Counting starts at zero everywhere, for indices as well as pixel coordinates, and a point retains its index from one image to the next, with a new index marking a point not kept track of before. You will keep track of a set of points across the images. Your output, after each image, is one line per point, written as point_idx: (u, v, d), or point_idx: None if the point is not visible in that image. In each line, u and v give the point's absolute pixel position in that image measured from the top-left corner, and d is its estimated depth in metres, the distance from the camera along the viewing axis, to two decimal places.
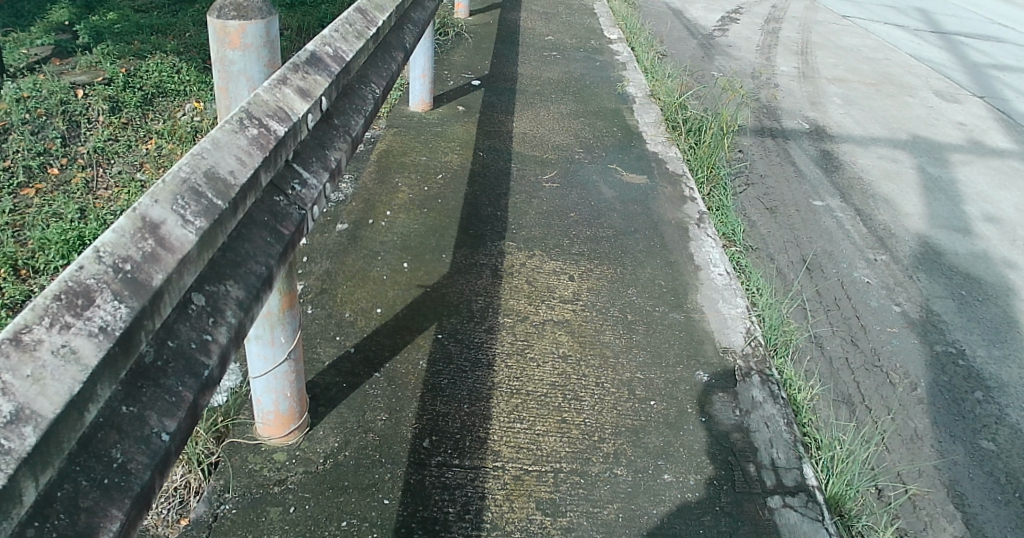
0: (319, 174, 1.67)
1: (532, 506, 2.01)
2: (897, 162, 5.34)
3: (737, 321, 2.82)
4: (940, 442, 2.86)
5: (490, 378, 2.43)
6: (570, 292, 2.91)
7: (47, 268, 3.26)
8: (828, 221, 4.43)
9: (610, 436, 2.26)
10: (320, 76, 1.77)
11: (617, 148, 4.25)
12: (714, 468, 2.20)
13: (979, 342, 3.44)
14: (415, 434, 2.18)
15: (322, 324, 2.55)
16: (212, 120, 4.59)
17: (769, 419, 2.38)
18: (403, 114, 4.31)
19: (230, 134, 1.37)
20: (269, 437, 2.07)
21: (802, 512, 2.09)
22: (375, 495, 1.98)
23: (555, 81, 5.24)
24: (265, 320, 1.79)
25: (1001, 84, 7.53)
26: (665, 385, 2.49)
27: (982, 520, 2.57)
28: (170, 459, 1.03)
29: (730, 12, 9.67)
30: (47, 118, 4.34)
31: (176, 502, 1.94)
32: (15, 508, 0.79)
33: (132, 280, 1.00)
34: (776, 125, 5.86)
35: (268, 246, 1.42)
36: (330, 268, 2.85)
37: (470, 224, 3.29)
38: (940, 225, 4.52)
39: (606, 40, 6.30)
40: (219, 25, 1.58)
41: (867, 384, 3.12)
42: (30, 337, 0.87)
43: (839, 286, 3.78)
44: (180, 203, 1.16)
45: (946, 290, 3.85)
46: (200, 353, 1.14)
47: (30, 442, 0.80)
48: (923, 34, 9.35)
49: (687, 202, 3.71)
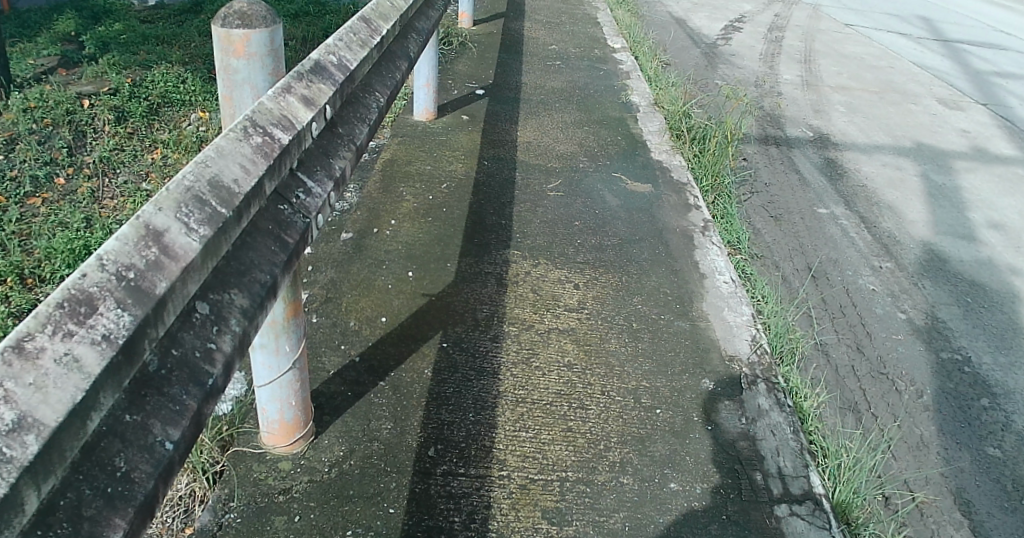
0: (324, 183, 1.67)
1: (538, 515, 2.00)
2: (901, 169, 5.33)
3: (743, 329, 2.81)
4: (946, 450, 2.84)
5: (495, 386, 2.42)
6: (575, 301, 2.90)
7: (53, 276, 3.27)
8: (832, 228, 4.42)
9: (616, 444, 2.25)
10: (324, 85, 1.77)
11: (621, 156, 4.26)
12: (720, 476, 2.19)
13: (985, 349, 3.42)
14: (421, 443, 2.17)
15: (327, 332, 2.55)
16: (217, 130, 4.61)
17: (775, 427, 2.37)
18: (408, 124, 4.32)
19: (235, 142, 1.37)
20: (274, 445, 2.06)
21: (808, 520, 2.08)
22: (381, 504, 1.97)
23: (559, 90, 5.25)
24: (270, 329, 1.79)
25: (1003, 92, 7.52)
26: (671, 394, 2.47)
27: (990, 527, 2.54)
28: (173, 468, 1.03)
29: (733, 21, 9.70)
30: (54, 129, 4.36)
31: (180, 511, 1.95)
32: (17, 517, 0.78)
33: (135, 288, 1.00)
34: (780, 133, 5.86)
35: (273, 255, 1.42)
36: (335, 276, 2.85)
37: (475, 232, 3.29)
38: (944, 232, 4.51)
39: (609, 49, 6.32)
40: (223, 33, 1.59)
41: (873, 392, 3.10)
42: (33, 345, 0.87)
43: (845, 293, 3.77)
44: (185, 211, 1.15)
45: (951, 297, 3.83)
46: (204, 362, 1.14)
47: (32, 451, 0.80)
48: (925, 41, 9.35)
49: (692, 210, 3.71)
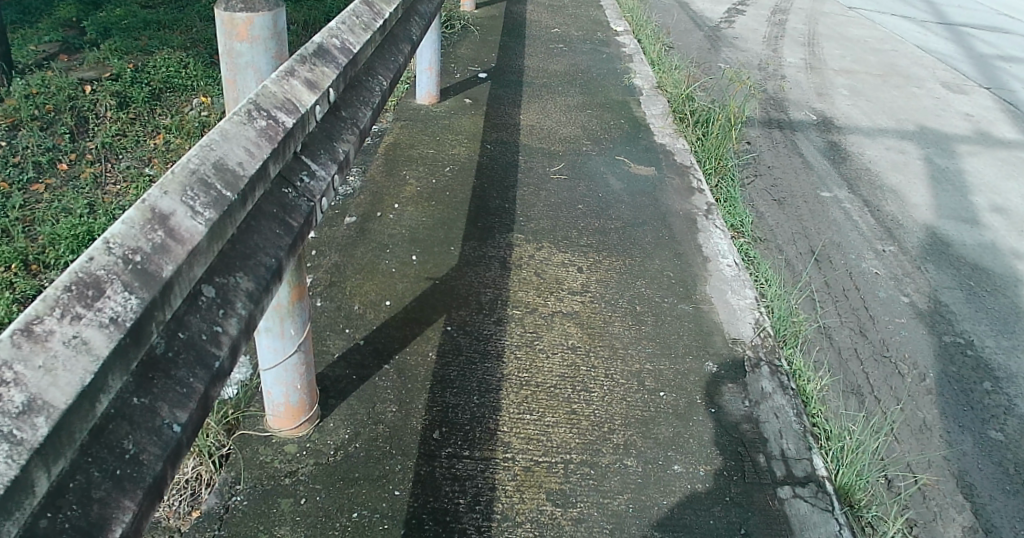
0: (328, 166, 1.67)
1: (542, 497, 2.01)
2: (905, 153, 5.30)
3: (746, 312, 2.81)
4: (949, 433, 2.84)
5: (499, 369, 2.42)
6: (578, 284, 2.90)
7: (57, 263, 3.28)
8: (835, 212, 4.41)
9: (620, 427, 2.26)
10: (327, 68, 1.76)
11: (623, 139, 4.24)
12: (723, 459, 2.19)
13: (988, 333, 3.42)
14: (425, 426, 2.18)
15: (331, 316, 2.55)
16: (219, 115, 4.59)
17: (778, 410, 2.38)
18: (410, 108, 4.31)
19: (239, 125, 1.36)
20: (280, 429, 2.07)
21: (811, 503, 2.09)
22: (386, 486, 1.98)
23: (562, 73, 5.22)
24: (275, 313, 1.79)
25: (1008, 75, 7.47)
26: (675, 376, 2.48)
27: (991, 510, 2.55)
28: (181, 451, 1.03)
29: (736, 4, 9.62)
30: (56, 115, 4.36)
31: (187, 494, 1.96)
32: (28, 499, 0.79)
33: (142, 272, 1.00)
34: (784, 117, 5.83)
35: (278, 239, 1.41)
36: (339, 261, 2.85)
37: (478, 216, 3.28)
38: (948, 216, 4.49)
39: (612, 32, 6.28)
40: (226, 17, 1.58)
41: (876, 375, 3.10)
42: (42, 328, 0.87)
43: (848, 277, 3.77)
44: (190, 194, 1.15)
45: (954, 280, 3.83)
46: (211, 344, 1.14)
47: (42, 432, 0.81)
48: (929, 25, 9.27)
49: (695, 193, 3.70)
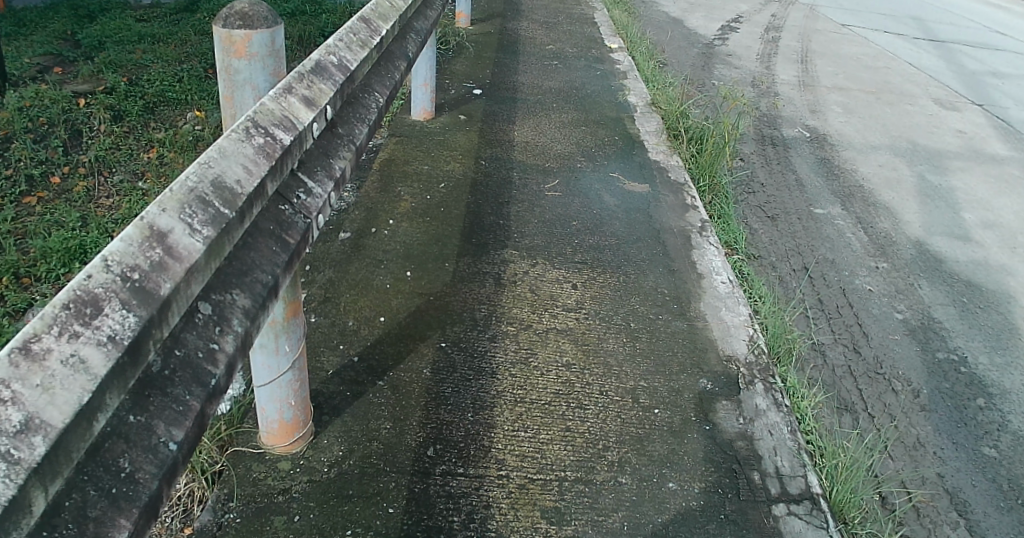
0: (324, 183, 1.67)
1: (537, 515, 2.01)
2: (897, 169, 5.34)
3: (740, 329, 2.83)
4: (942, 450, 2.85)
5: (494, 386, 2.42)
6: (573, 301, 2.91)
7: (49, 276, 3.28)
8: (829, 229, 4.43)
9: (615, 444, 2.26)
10: (325, 85, 1.77)
11: (618, 156, 4.26)
12: (717, 476, 2.19)
13: (981, 349, 3.44)
14: (419, 442, 2.17)
15: (325, 332, 2.55)
16: (213, 129, 4.59)
17: (772, 427, 2.38)
18: (406, 123, 4.33)
19: (237, 142, 1.37)
20: (273, 445, 2.06)
21: (806, 520, 2.08)
22: (380, 504, 1.97)
23: (557, 90, 5.25)
24: (270, 329, 1.80)
25: (998, 92, 7.54)
26: (668, 394, 2.48)
27: (986, 527, 2.56)
28: (176, 469, 1.03)
29: (730, 21, 9.70)
30: (50, 128, 4.35)
31: (179, 511, 1.93)
32: (25, 518, 0.79)
33: (140, 289, 1.00)
34: (777, 133, 5.87)
35: (274, 255, 1.42)
36: (333, 277, 2.85)
37: (473, 232, 3.29)
38: (939, 233, 4.52)
39: (606, 49, 6.33)
40: (224, 34, 1.59)
41: (870, 392, 3.11)
42: (38, 346, 0.87)
43: (841, 293, 3.78)
44: (188, 212, 1.15)
45: (947, 297, 3.85)
46: (207, 363, 1.14)
47: (39, 452, 0.81)
48: (920, 42, 9.37)
49: (689, 210, 3.72)
